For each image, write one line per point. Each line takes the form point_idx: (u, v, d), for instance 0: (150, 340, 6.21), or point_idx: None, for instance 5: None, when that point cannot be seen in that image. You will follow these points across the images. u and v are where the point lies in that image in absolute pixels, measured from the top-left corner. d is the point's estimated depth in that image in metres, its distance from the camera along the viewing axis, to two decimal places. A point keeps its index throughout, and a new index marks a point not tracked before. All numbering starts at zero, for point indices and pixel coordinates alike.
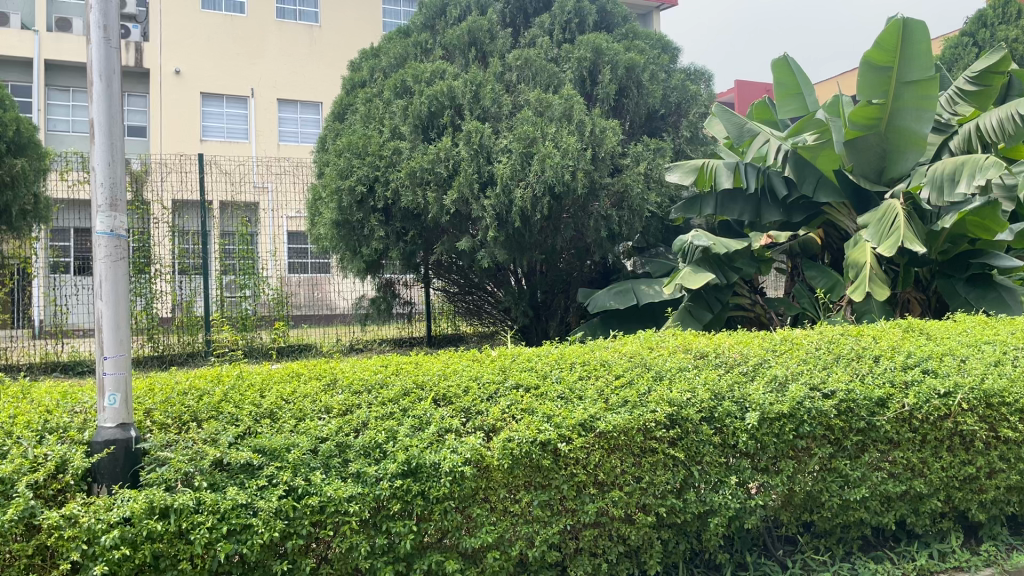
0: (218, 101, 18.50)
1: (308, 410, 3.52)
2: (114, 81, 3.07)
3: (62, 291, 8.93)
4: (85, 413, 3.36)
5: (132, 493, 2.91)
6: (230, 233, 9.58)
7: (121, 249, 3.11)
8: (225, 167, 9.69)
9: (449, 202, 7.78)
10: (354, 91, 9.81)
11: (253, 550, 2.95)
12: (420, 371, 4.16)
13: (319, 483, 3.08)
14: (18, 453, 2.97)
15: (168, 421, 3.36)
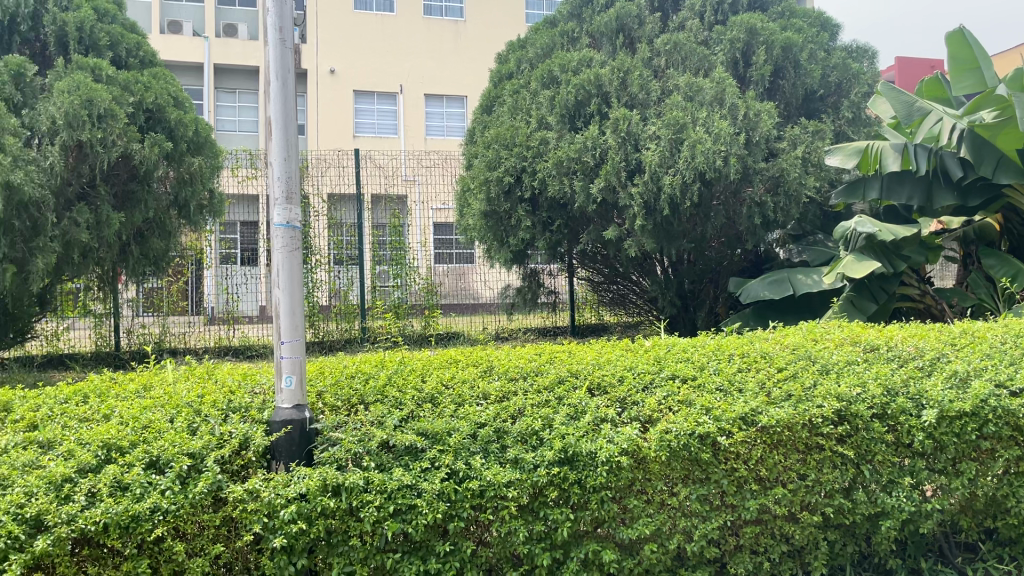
0: (369, 98, 19.24)
1: (466, 396, 3.63)
2: (289, 80, 3.23)
3: (233, 280, 9.60)
4: (264, 394, 3.60)
5: (308, 471, 3.08)
6: (382, 225, 10.02)
7: (296, 240, 3.29)
8: (380, 162, 10.03)
9: (597, 190, 7.73)
10: (502, 83, 9.90)
11: (418, 530, 3.03)
12: (573, 360, 4.17)
13: (479, 467, 3.15)
14: (207, 430, 3.22)
15: (338, 404, 3.55)
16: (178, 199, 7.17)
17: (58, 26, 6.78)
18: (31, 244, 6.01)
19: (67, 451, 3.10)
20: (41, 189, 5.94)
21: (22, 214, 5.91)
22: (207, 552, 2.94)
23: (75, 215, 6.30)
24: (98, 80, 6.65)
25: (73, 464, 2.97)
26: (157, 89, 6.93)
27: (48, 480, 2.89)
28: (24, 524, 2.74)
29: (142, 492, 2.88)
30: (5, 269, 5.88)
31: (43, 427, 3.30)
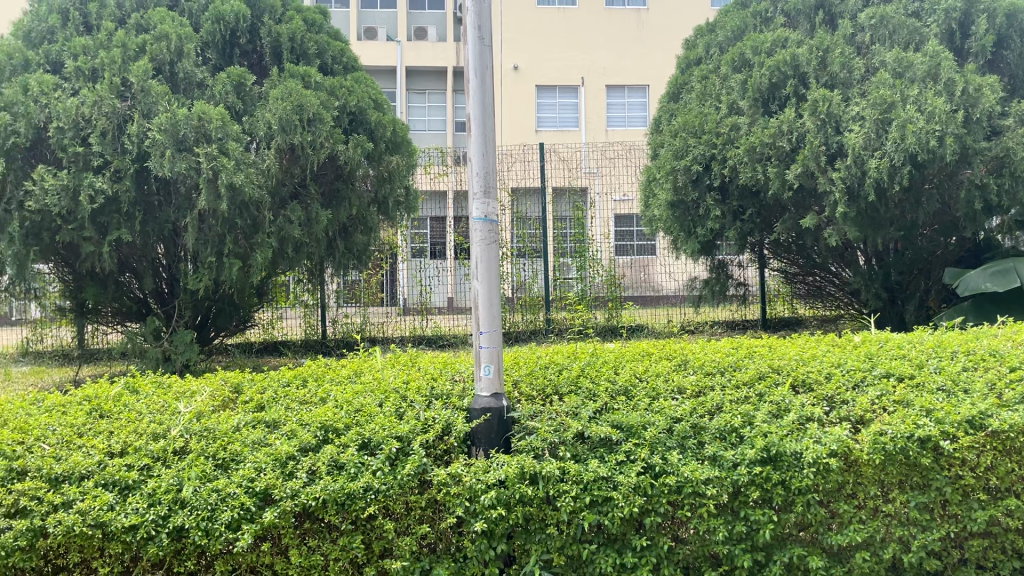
0: (552, 93, 19.45)
1: (661, 390, 3.58)
2: (487, 76, 3.34)
3: (426, 273, 10.04)
4: (464, 381, 3.74)
5: (506, 459, 3.15)
6: (565, 218, 10.07)
7: (493, 233, 3.39)
8: (564, 155, 10.18)
9: (793, 177, 7.40)
10: (690, 70, 9.64)
11: (614, 523, 3.02)
12: (775, 355, 4.00)
13: (676, 462, 3.08)
14: (413, 415, 3.39)
15: (534, 393, 3.61)
16: (378, 196, 7.51)
17: (273, 38, 7.20)
18: (253, 240, 6.52)
19: (291, 431, 3.36)
20: (262, 189, 6.40)
21: (243, 213, 6.40)
22: (414, 532, 3.07)
23: (289, 213, 6.74)
24: (308, 87, 7.01)
25: (296, 443, 3.22)
26: (359, 93, 7.28)
27: (274, 457, 3.15)
28: (254, 496, 3.00)
29: (356, 472, 3.08)
30: (231, 263, 6.45)
31: (269, 408, 3.59)
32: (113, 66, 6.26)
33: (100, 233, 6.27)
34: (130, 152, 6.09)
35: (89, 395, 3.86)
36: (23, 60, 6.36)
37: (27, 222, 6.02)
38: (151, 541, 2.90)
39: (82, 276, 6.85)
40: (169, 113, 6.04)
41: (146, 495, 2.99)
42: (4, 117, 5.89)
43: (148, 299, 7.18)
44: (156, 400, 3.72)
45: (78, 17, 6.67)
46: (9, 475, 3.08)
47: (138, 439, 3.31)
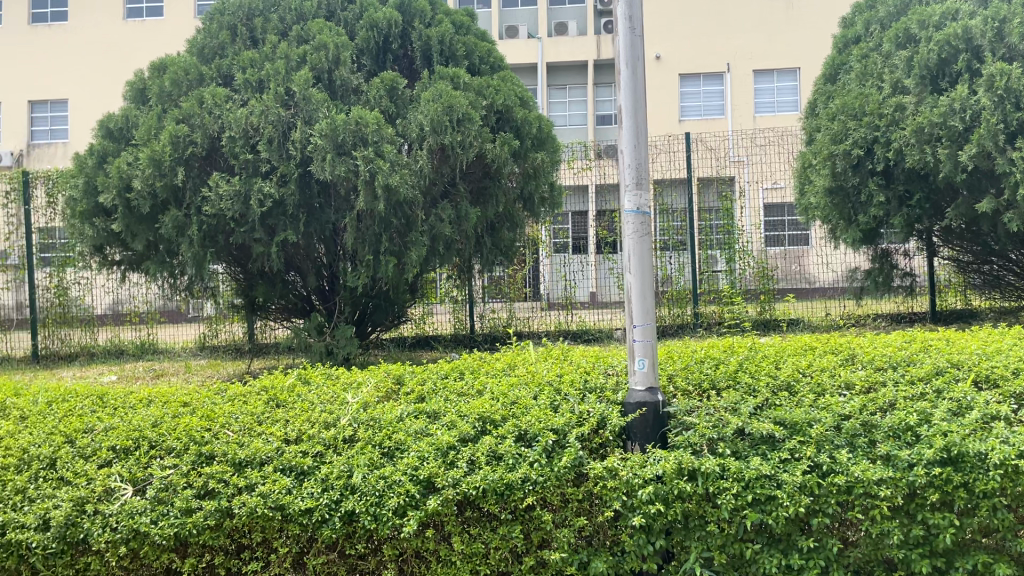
0: (695, 81, 19.03)
1: (827, 385, 3.43)
2: (638, 67, 3.32)
3: (571, 268, 10.13)
4: (617, 375, 3.72)
5: (663, 454, 3.12)
6: (713, 208, 9.80)
7: (646, 225, 3.36)
8: (711, 144, 9.91)
9: (967, 159, 6.97)
10: (847, 49, 9.10)
11: (779, 522, 2.92)
12: (954, 349, 3.73)
13: (845, 462, 2.94)
14: (567, 408, 3.40)
15: (690, 388, 3.54)
16: (524, 192, 7.51)
17: (424, 41, 7.39)
18: (407, 238, 6.76)
19: (450, 422, 3.46)
20: (416, 189, 6.61)
21: (397, 213, 6.65)
22: (571, 524, 3.09)
23: (440, 212, 6.92)
24: (457, 88, 7.10)
25: (456, 434, 3.32)
26: (506, 90, 7.27)
27: (436, 446, 3.26)
28: (418, 484, 3.13)
29: (514, 463, 3.14)
30: (387, 261, 6.71)
31: (429, 399, 3.71)
32: (277, 76, 6.66)
33: (269, 234, 6.69)
34: (294, 157, 6.47)
35: (267, 385, 4.12)
36: (198, 75, 6.87)
37: (205, 225, 6.51)
38: (326, 524, 3.08)
39: (252, 274, 7.32)
40: (330, 120, 6.37)
41: (320, 480, 3.19)
42: (184, 129, 6.40)
43: (312, 296, 7.60)
44: (326, 391, 3.93)
45: (245, 32, 7.12)
46: (199, 459, 3.35)
47: (311, 427, 3.52)
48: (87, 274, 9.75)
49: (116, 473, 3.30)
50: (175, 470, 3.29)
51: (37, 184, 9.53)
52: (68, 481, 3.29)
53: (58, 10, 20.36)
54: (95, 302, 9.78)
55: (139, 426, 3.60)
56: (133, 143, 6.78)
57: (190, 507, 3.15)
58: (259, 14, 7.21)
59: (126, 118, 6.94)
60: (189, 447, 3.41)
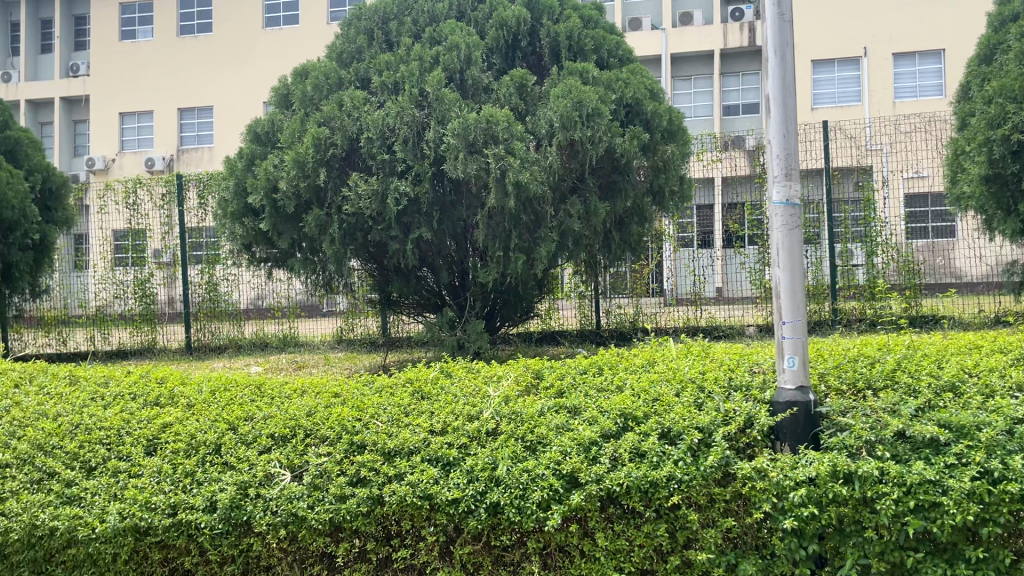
0: (829, 67, 18.27)
1: (996, 387, 3.23)
2: (787, 53, 3.26)
3: (700, 263, 9.99)
4: (764, 373, 3.62)
5: (816, 456, 3.01)
6: (855, 199, 9.34)
7: (795, 217, 3.27)
8: (851, 132, 9.45)
9: None
10: (1004, 27, 8.47)
11: (944, 531, 2.78)
12: None
13: (1020, 469, 2.76)
14: (712, 406, 3.34)
15: (843, 388, 3.40)
16: (653, 186, 7.39)
17: (552, 37, 7.40)
18: (536, 235, 6.80)
19: (591, 417, 3.46)
20: (545, 185, 6.63)
21: (527, 209, 6.69)
22: (719, 525, 3.03)
23: (568, 207, 6.89)
24: (586, 83, 7.08)
25: (598, 429, 3.32)
26: (635, 84, 7.18)
27: (578, 442, 3.28)
28: (562, 478, 3.15)
29: (658, 461, 3.11)
30: (517, 257, 6.77)
31: (569, 394, 3.73)
32: (412, 78, 6.85)
33: (403, 232, 6.89)
34: (428, 157, 6.64)
35: (411, 377, 4.25)
36: (338, 79, 7.16)
37: (345, 224, 6.79)
38: (472, 514, 3.15)
39: (387, 270, 7.56)
40: (462, 118, 6.50)
41: (466, 471, 3.26)
42: (325, 132, 6.70)
43: (443, 292, 7.77)
44: (468, 384, 4.02)
45: (380, 35, 7.35)
46: (351, 448, 3.50)
47: (455, 419, 3.60)
48: (234, 270, 10.36)
49: (275, 459, 3.48)
50: (329, 458, 3.45)
51: (189, 186, 10.18)
52: (232, 466, 3.50)
53: (203, 22, 21.65)
54: (241, 297, 10.37)
55: (294, 415, 3.79)
56: (278, 146, 7.15)
57: (344, 494, 3.29)
58: (394, 17, 7.43)
59: (271, 122, 7.31)
60: (342, 436, 3.56)
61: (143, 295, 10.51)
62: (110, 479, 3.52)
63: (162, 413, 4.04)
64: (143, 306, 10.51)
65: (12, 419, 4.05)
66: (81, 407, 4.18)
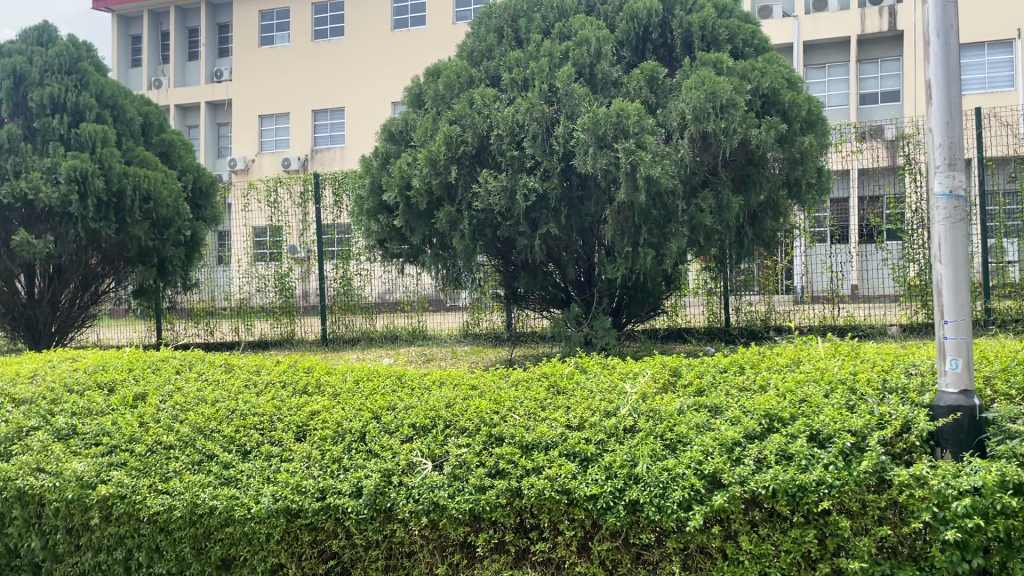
0: (979, 50, 17.08)
1: None
2: (951, 35, 3.08)
3: (838, 259, 9.50)
4: (921, 375, 3.44)
5: (982, 464, 2.85)
6: (1013, 191, 8.75)
7: (960, 210, 3.09)
8: (1007, 118, 8.68)
9: None
10: None
11: None
12: None
13: None
14: (865, 409, 3.19)
15: (1012, 393, 3.20)
16: (789, 179, 7.12)
17: (685, 28, 7.26)
18: (666, 230, 6.67)
19: (733, 416, 3.37)
20: (676, 179, 6.51)
21: (657, 204, 6.58)
22: (873, 533, 2.89)
23: (700, 201, 6.72)
24: (719, 73, 6.90)
25: (741, 429, 3.24)
26: (772, 73, 6.94)
27: (721, 441, 3.20)
28: (703, 479, 3.08)
29: (806, 464, 3.00)
30: (646, 253, 6.67)
31: (710, 392, 3.65)
32: (542, 74, 6.88)
33: (532, 228, 6.92)
34: (557, 152, 6.66)
35: (546, 372, 4.28)
36: (468, 77, 7.28)
37: (474, 220, 6.91)
38: (610, 511, 3.12)
39: (515, 266, 7.64)
40: (592, 113, 6.48)
41: (604, 467, 3.25)
42: (456, 130, 6.85)
43: (569, 288, 7.78)
44: (604, 380, 4.00)
45: (510, 33, 7.41)
46: (489, 440, 3.56)
47: (592, 415, 3.59)
48: (366, 266, 10.71)
49: (416, 449, 3.58)
50: (468, 449, 3.51)
51: (325, 185, 10.62)
52: (376, 453, 3.63)
53: (336, 26, 22.53)
54: (373, 291, 10.73)
55: (434, 407, 3.89)
56: (411, 145, 7.34)
57: (483, 485, 3.34)
58: (523, 14, 7.47)
59: (405, 122, 7.51)
60: (481, 429, 3.63)
61: (283, 290, 11.06)
62: (264, 463, 3.70)
63: (310, 401, 4.23)
64: (282, 299, 11.07)
65: (175, 403, 4.33)
66: (236, 394, 4.43)
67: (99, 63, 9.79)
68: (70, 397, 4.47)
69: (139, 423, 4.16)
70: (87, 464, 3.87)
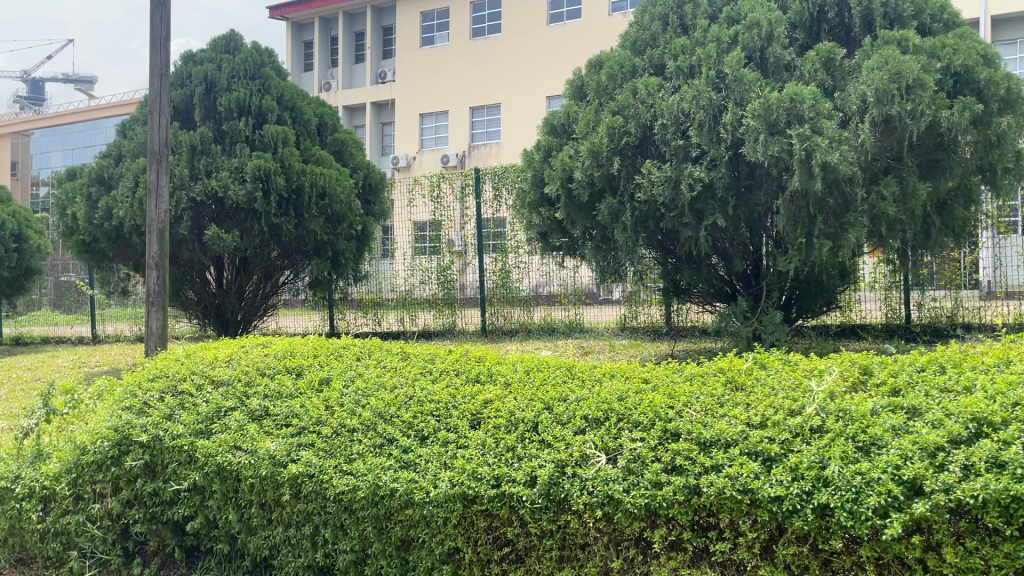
0: None
1: None
2: None
3: None
4: None
5: None
6: None
7: None
8: None
9: None
10: None
11: None
12: None
13: None
14: None
15: None
16: (983, 163, 6.59)
17: (865, 5, 6.85)
18: (844, 220, 6.31)
19: (935, 420, 3.13)
20: (856, 165, 6.14)
21: (834, 192, 6.24)
22: None
23: (882, 189, 6.32)
24: (905, 52, 6.46)
25: (944, 434, 3.00)
26: (965, 50, 6.42)
27: (921, 446, 2.98)
28: (901, 485, 2.88)
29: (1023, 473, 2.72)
30: (822, 244, 6.33)
31: (906, 393, 3.41)
32: (709, 60, 6.71)
33: (697, 219, 6.74)
34: (725, 140, 6.45)
35: (723, 367, 4.16)
36: (632, 67, 7.21)
37: (638, 211, 6.81)
38: (797, 514, 2.97)
39: (679, 258, 7.47)
40: (763, 99, 6.23)
41: (789, 468, 3.10)
42: (620, 120, 6.78)
43: (735, 281, 7.55)
44: (787, 377, 3.84)
45: (676, 20, 7.26)
46: (666, 436, 3.48)
47: (776, 413, 3.45)
48: (525, 259, 10.82)
49: (589, 441, 3.56)
50: (643, 444, 3.45)
51: (486, 180, 10.86)
52: (549, 444, 3.63)
53: (494, 24, 22.89)
54: (530, 284, 10.80)
55: (606, 399, 3.87)
56: (574, 137, 7.33)
57: (659, 481, 3.27)
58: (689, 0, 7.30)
59: (567, 114, 7.51)
60: (655, 423, 3.56)
61: (445, 282, 11.37)
62: (441, 448, 3.81)
63: (483, 390, 4.31)
64: (445, 291, 11.38)
65: (357, 388, 4.54)
66: (413, 381, 4.59)
67: (280, 67, 10.44)
68: (262, 380, 4.79)
69: (324, 406, 4.39)
70: (279, 444, 4.12)
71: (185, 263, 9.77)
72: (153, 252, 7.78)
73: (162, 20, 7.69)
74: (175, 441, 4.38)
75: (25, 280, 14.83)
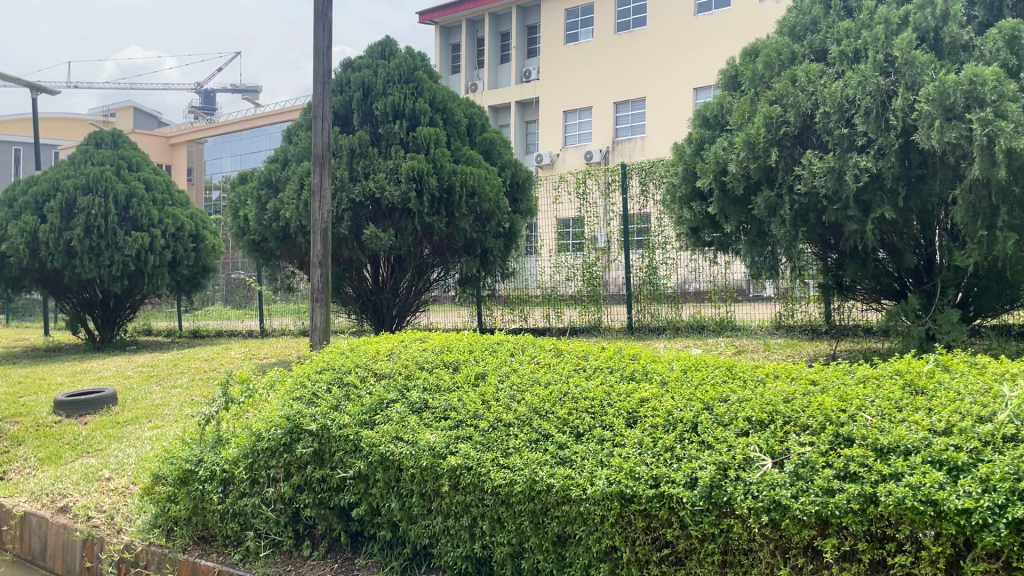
0: None
1: None
2: None
3: None
4: None
5: None
6: None
7: None
8: None
9: None
10: None
11: None
12: None
13: None
14: None
15: None
16: None
17: None
18: None
19: None
20: None
21: (1020, 179, 5.72)
22: None
23: None
24: None
25: None
26: None
27: None
28: None
29: None
30: (1006, 237, 5.83)
31: None
32: (876, 43, 6.33)
33: (863, 212, 6.38)
34: (894, 127, 6.06)
35: (900, 369, 3.92)
36: (790, 54, 6.92)
37: (797, 204, 6.52)
38: (988, 529, 2.73)
39: (843, 252, 7.10)
40: (938, 82, 5.81)
41: (980, 479, 2.86)
42: (778, 110, 6.53)
43: (904, 277, 7.11)
44: (973, 381, 3.57)
45: (839, 2, 6.91)
46: (837, 440, 3.31)
47: (963, 419, 3.21)
48: (673, 255, 10.65)
49: (754, 444, 3.44)
50: (812, 448, 3.30)
51: (632, 175, 10.74)
52: (710, 445, 3.54)
53: (639, 17, 22.51)
54: (678, 280, 10.61)
55: (771, 401, 3.73)
56: (728, 129, 7.12)
57: (831, 488, 3.09)
58: None
59: (721, 106, 7.31)
60: (826, 427, 3.40)
61: (591, 278, 11.35)
62: (597, 446, 3.79)
63: (639, 387, 4.26)
64: (591, 288, 11.36)
65: (513, 383, 4.60)
66: (568, 377, 4.61)
67: (432, 70, 10.75)
68: (422, 373, 4.95)
69: (481, 400, 4.48)
70: (438, 436, 4.24)
71: (346, 260, 10.26)
72: (317, 251, 8.19)
73: (324, 30, 8.09)
74: (342, 430, 4.58)
75: (202, 277, 16.03)
